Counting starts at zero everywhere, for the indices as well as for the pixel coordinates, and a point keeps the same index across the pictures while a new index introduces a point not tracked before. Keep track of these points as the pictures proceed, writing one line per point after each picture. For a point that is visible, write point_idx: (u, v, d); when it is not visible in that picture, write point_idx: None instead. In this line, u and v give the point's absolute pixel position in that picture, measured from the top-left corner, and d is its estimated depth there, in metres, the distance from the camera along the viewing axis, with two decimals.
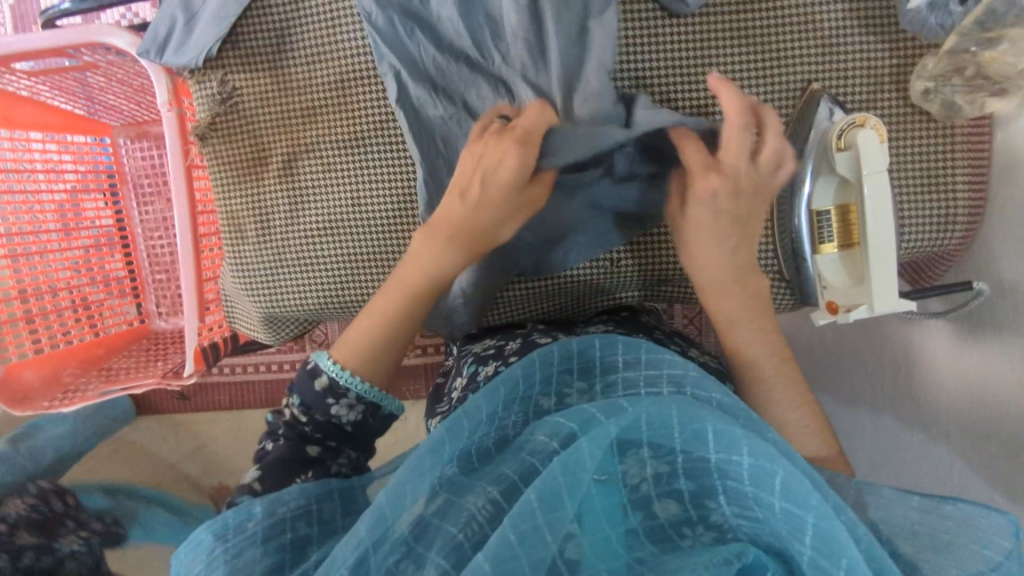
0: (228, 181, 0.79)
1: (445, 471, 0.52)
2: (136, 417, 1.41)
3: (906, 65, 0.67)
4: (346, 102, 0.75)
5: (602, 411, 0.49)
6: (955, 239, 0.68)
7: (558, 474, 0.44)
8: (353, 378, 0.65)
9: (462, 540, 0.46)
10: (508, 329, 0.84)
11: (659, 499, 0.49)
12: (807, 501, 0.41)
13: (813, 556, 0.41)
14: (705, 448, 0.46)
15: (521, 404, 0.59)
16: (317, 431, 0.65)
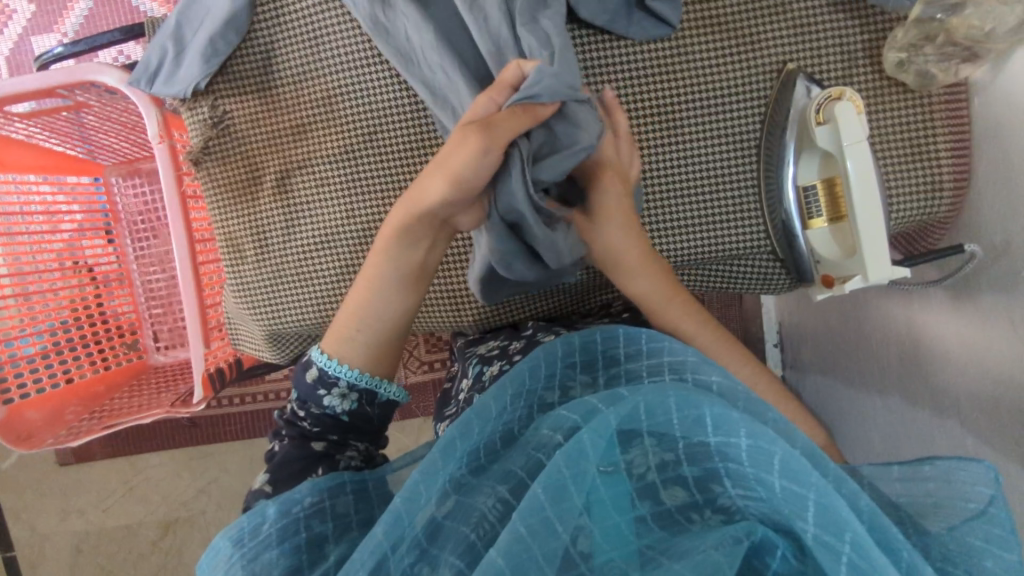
0: (224, 203, 0.81)
1: (454, 472, 0.52)
2: (150, 453, 1.41)
3: (878, 39, 0.69)
4: (334, 116, 0.77)
5: (603, 401, 0.48)
6: (944, 205, 0.69)
7: (561, 466, 0.44)
8: (341, 367, 0.66)
9: (475, 540, 0.47)
10: (512, 331, 0.83)
11: (665, 486, 0.48)
12: (808, 478, 0.40)
13: (817, 533, 0.39)
14: (705, 432, 0.45)
15: (527, 399, 0.57)
16: (315, 425, 0.66)
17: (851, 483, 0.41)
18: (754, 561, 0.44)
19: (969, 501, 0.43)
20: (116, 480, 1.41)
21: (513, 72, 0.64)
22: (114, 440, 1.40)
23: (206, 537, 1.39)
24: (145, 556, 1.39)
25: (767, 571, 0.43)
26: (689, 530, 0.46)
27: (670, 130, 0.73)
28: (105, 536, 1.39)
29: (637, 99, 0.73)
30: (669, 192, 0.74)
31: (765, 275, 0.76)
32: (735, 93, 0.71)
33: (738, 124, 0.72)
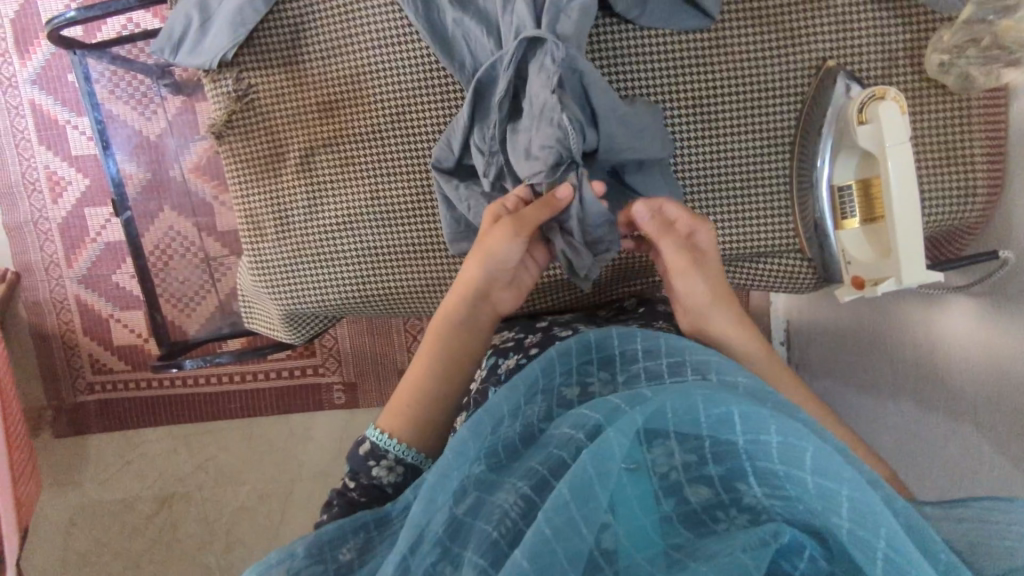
0: (246, 180, 0.79)
1: (473, 470, 0.48)
2: (148, 430, 1.40)
3: (919, 40, 0.68)
4: (361, 95, 0.75)
5: (625, 400, 0.46)
6: (975, 211, 0.69)
7: (587, 467, 0.42)
8: (391, 440, 0.64)
9: (498, 537, 0.43)
10: (527, 324, 0.81)
11: (689, 484, 0.47)
12: (839, 473, 0.39)
13: (852, 529, 0.38)
14: (731, 431, 0.43)
15: (544, 395, 0.54)
16: (363, 495, 0.63)
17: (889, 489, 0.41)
18: (780, 564, 0.42)
19: (1007, 537, 0.43)
20: (113, 454, 1.40)
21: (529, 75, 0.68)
22: (112, 414, 1.40)
23: (202, 514, 1.37)
24: (141, 530, 1.38)
25: (795, 573, 0.42)
26: (717, 532, 0.45)
27: (705, 123, 0.72)
28: (100, 509, 1.38)
29: (673, 90, 0.72)
30: (701, 188, 0.73)
31: (791, 274, 0.75)
32: (772, 88, 0.70)
33: (774, 121, 0.71)
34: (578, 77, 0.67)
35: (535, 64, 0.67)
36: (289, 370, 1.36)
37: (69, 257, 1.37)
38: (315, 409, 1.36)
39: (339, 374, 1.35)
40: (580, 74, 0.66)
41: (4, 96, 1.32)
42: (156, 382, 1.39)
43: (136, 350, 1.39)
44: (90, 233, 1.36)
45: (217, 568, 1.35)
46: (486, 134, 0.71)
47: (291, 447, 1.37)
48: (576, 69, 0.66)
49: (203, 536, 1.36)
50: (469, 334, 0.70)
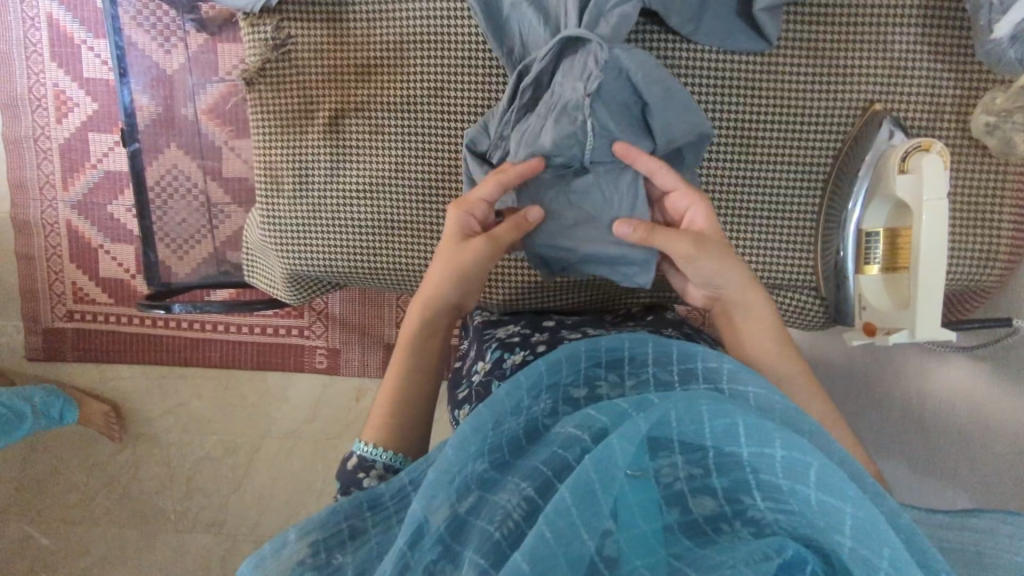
0: (271, 131, 0.77)
1: (476, 468, 0.47)
2: (123, 366, 1.37)
3: (969, 97, 0.68)
4: (401, 64, 0.74)
5: (632, 404, 0.45)
6: (995, 273, 0.70)
7: (589, 470, 0.41)
8: (378, 450, 0.63)
9: (500, 538, 0.43)
10: (535, 320, 0.81)
11: (693, 494, 0.46)
12: (844, 491, 0.39)
13: (854, 547, 0.38)
14: (736, 443, 0.43)
15: (550, 392, 0.52)
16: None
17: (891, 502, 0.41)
18: None
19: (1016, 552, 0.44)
20: (84, 385, 1.37)
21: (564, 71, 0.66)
22: (88, 346, 1.37)
23: (166, 457, 1.36)
24: (102, 466, 1.36)
25: None
26: (717, 544, 0.44)
27: (744, 147, 0.71)
28: (62, 439, 1.36)
29: (717, 108, 0.71)
30: (728, 211, 0.72)
31: (800, 310, 0.76)
32: (815, 123, 0.70)
33: (813, 157, 0.71)
34: (614, 80, 0.66)
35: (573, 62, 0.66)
36: (274, 327, 1.33)
37: (66, 180, 1.33)
38: (295, 370, 1.34)
39: (323, 339, 1.33)
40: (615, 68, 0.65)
41: (21, 5, 1.28)
42: (137, 319, 1.36)
43: (122, 284, 1.36)
44: (90, 158, 1.32)
45: (173, 514, 1.34)
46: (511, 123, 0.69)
47: (266, 404, 1.35)
48: (616, 71, 0.65)
49: (164, 480, 1.35)
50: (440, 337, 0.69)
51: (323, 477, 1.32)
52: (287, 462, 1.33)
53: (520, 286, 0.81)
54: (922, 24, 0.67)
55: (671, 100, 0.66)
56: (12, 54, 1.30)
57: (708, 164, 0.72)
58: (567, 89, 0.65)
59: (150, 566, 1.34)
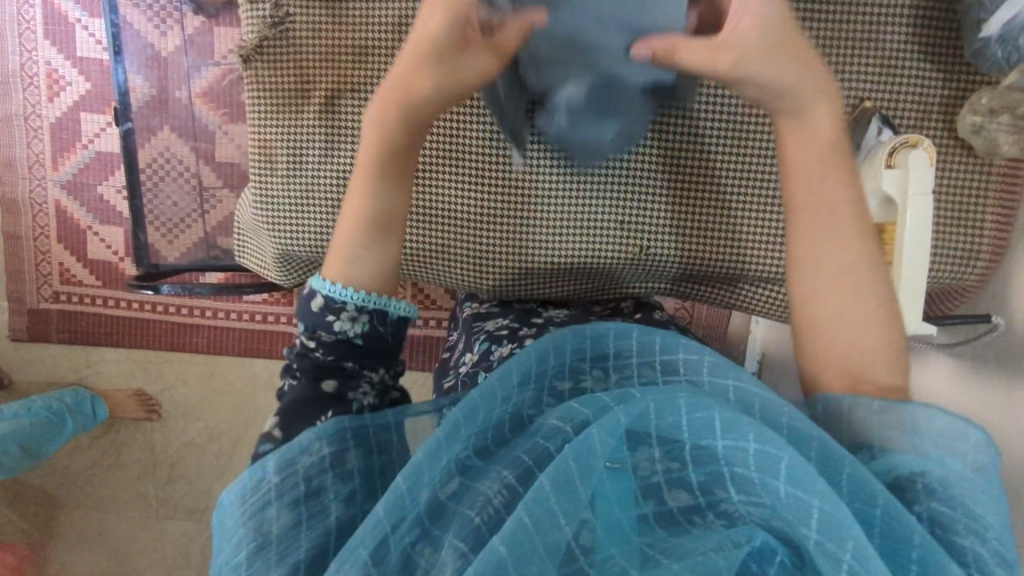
0: (266, 109, 0.77)
1: (459, 455, 0.47)
2: (108, 350, 1.36)
3: (957, 97, 0.69)
4: (398, 46, 0.74)
5: (613, 398, 0.46)
6: (976, 271, 0.71)
7: (569, 459, 0.42)
8: (348, 290, 0.57)
9: (479, 524, 0.43)
10: (523, 315, 0.81)
11: (669, 487, 0.46)
12: (813, 486, 0.39)
13: (819, 540, 0.38)
14: (712, 436, 0.43)
15: (536, 382, 0.53)
16: (328, 353, 0.57)
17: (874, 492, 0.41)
18: (752, 569, 0.42)
19: None
20: (68, 367, 1.36)
21: None
22: (73, 328, 1.36)
23: (148, 442, 1.35)
24: (83, 450, 1.35)
25: None
26: (691, 533, 0.44)
27: (729, 145, 0.75)
28: None
29: None
30: None
31: (775, 300, 0.80)
32: None
33: None
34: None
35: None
36: (262, 313, 1.33)
37: (56, 159, 1.32)
38: (281, 357, 1.34)
39: None
40: None
41: None
42: (124, 302, 1.35)
43: (110, 267, 1.34)
44: (81, 138, 1.31)
45: (155, 499, 1.33)
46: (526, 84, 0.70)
47: (252, 390, 1.34)
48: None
49: (146, 465, 1.34)
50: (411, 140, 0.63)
51: None
52: None
53: (513, 275, 0.81)
54: (912, 24, 0.69)
55: None
56: (5, 32, 1.29)
57: None
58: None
59: (129, 551, 1.32)
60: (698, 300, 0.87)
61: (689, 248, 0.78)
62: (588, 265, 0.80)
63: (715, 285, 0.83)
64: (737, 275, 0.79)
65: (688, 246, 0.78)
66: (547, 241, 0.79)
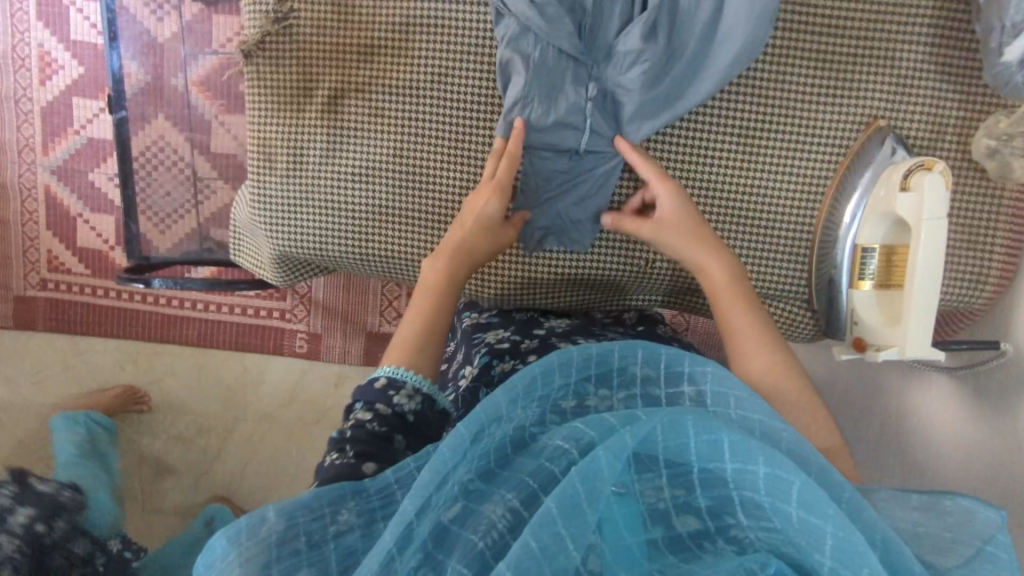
0: (267, 106, 0.76)
1: (462, 478, 0.46)
2: (95, 340, 1.33)
3: (972, 118, 0.69)
4: (406, 47, 0.73)
5: (619, 419, 0.44)
6: (983, 297, 0.70)
7: (575, 480, 0.41)
8: (409, 372, 0.62)
9: (483, 548, 0.42)
10: (524, 326, 0.80)
11: (678, 513, 0.45)
12: (826, 510, 0.38)
13: (833, 567, 0.38)
14: (722, 459, 0.42)
15: (539, 403, 0.50)
16: (382, 426, 0.58)
17: (871, 517, 0.40)
18: None
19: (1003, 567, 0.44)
20: (53, 356, 1.33)
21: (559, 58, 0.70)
22: (61, 317, 1.33)
23: (136, 435, 1.32)
24: None
25: None
26: (703, 559, 0.42)
27: (734, 163, 0.72)
28: (26, 412, 1.30)
29: (721, 114, 0.72)
30: (722, 216, 0.73)
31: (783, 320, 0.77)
32: (820, 133, 0.71)
33: (812, 169, 0.71)
34: (611, 94, 0.71)
35: (565, 71, 0.70)
36: (255, 308, 1.31)
37: (46, 144, 1.29)
38: (272, 352, 1.32)
39: (305, 323, 1.31)
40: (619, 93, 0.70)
41: None
42: (114, 292, 1.32)
43: (100, 255, 1.32)
44: (73, 123, 1.28)
45: (139, 493, 1.31)
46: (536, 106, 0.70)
47: (242, 385, 1.32)
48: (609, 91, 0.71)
49: (132, 458, 1.31)
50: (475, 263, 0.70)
51: (296, 463, 1.29)
52: (260, 445, 1.30)
53: (513, 283, 0.79)
54: (929, 44, 0.68)
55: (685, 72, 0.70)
56: None
57: (714, 166, 0.72)
58: (568, 94, 0.70)
59: None
60: (702, 313, 0.84)
61: None
62: (590, 273, 0.78)
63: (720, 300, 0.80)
64: None
65: None
66: (548, 252, 0.77)
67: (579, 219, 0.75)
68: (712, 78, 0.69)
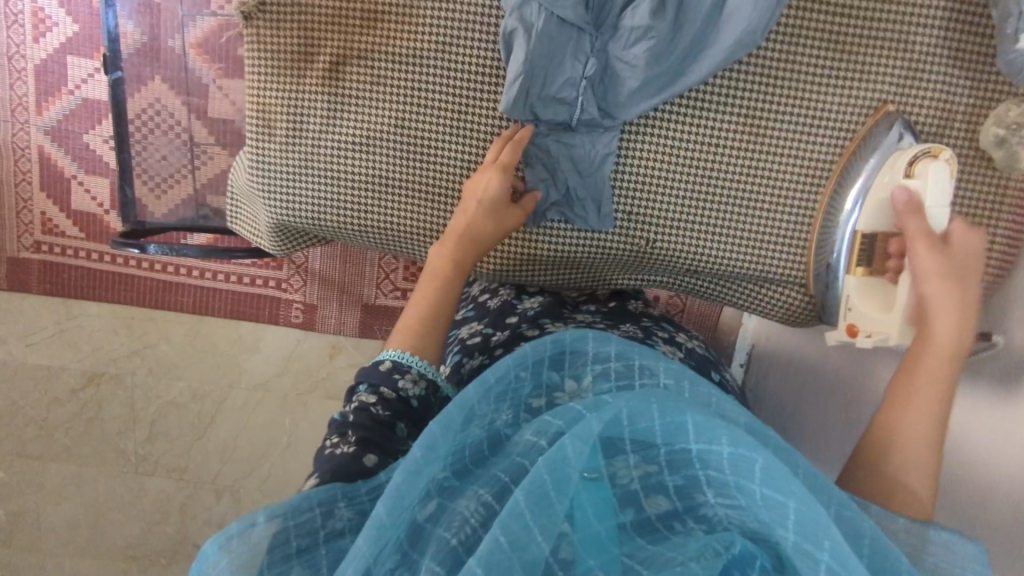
0: (268, 70, 0.74)
1: (437, 475, 0.46)
2: (89, 303, 1.32)
3: (982, 106, 0.68)
4: (410, 13, 0.71)
5: (586, 406, 0.45)
6: None
7: (542, 473, 0.41)
8: (414, 357, 0.62)
9: (456, 545, 0.42)
10: (499, 315, 0.79)
11: (647, 494, 0.45)
12: (788, 486, 0.39)
13: (796, 539, 0.38)
14: (686, 438, 0.43)
15: (512, 400, 0.51)
16: (385, 410, 0.59)
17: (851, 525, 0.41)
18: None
19: None
20: (47, 318, 1.32)
21: (565, 32, 0.69)
22: (55, 279, 1.32)
23: (129, 400, 1.32)
24: (62, 402, 1.32)
25: None
26: (671, 540, 0.43)
27: (738, 145, 0.72)
28: (23, 371, 1.33)
29: (728, 94, 0.71)
30: (723, 198, 0.73)
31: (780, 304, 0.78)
32: (827, 116, 0.70)
33: (818, 153, 0.71)
34: (611, 70, 0.70)
35: (567, 41, 0.69)
36: (252, 277, 1.30)
37: (41, 103, 1.27)
38: (268, 322, 1.31)
39: (301, 293, 1.30)
40: (618, 72, 0.70)
41: None
42: (109, 256, 1.31)
43: (95, 219, 1.30)
44: (67, 83, 1.26)
45: (134, 456, 1.31)
46: (539, 80, 0.69)
47: (236, 353, 1.32)
48: (610, 65, 0.70)
49: (126, 421, 1.32)
50: (480, 251, 0.70)
51: (289, 432, 1.30)
52: (254, 413, 1.31)
53: (511, 262, 0.79)
54: (942, 28, 0.67)
55: (690, 56, 0.69)
56: None
57: (718, 147, 0.72)
58: (566, 68, 0.70)
59: (106, 506, 1.31)
60: (697, 295, 0.84)
61: (688, 243, 0.75)
62: (581, 256, 0.78)
63: (717, 284, 0.80)
64: (736, 277, 0.77)
65: (688, 241, 0.75)
66: (537, 232, 0.77)
67: (580, 195, 0.74)
68: (716, 57, 0.68)
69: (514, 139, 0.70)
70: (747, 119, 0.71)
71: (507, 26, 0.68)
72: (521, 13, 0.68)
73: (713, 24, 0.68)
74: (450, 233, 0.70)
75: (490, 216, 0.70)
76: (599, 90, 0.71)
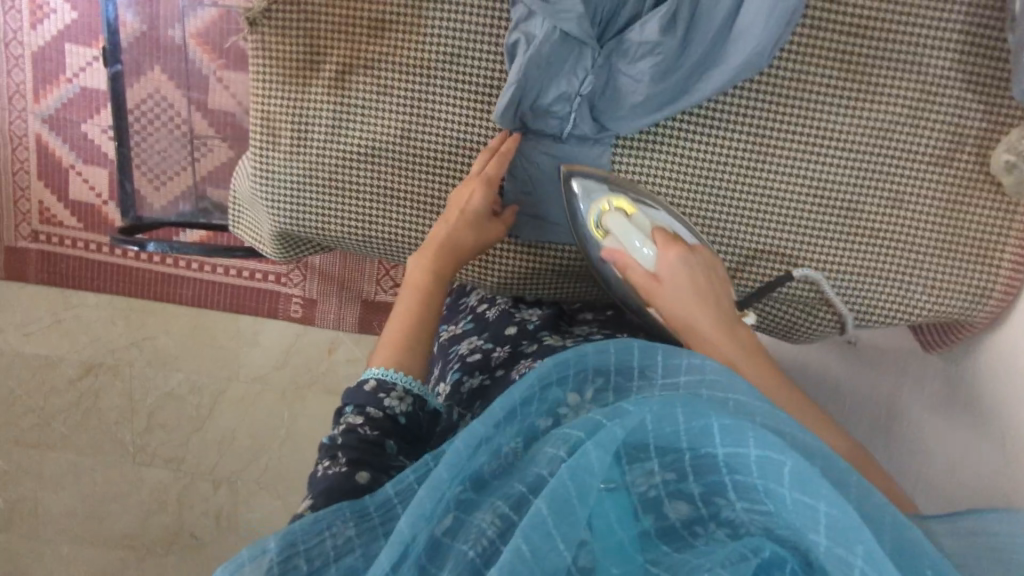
0: (272, 78, 0.73)
1: (456, 490, 0.46)
2: (87, 295, 1.32)
3: (994, 130, 0.68)
4: (416, 24, 0.70)
5: (605, 415, 0.44)
6: (986, 309, 0.71)
7: (565, 480, 0.41)
8: (397, 373, 0.61)
9: (475, 557, 0.42)
10: (498, 329, 0.76)
11: (669, 500, 0.45)
12: (818, 489, 0.38)
13: (828, 544, 0.38)
14: (712, 443, 0.43)
15: (518, 422, 0.49)
16: (374, 430, 0.58)
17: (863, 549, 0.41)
18: None
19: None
20: (45, 308, 1.32)
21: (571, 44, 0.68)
22: (52, 270, 1.31)
23: (127, 391, 1.32)
24: (59, 392, 1.32)
25: None
26: (695, 548, 0.43)
27: (748, 163, 0.71)
28: (20, 360, 1.32)
29: (740, 112, 0.70)
30: (731, 216, 0.72)
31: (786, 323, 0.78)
32: (838, 137, 0.69)
33: (827, 174, 0.70)
34: (613, 84, 0.70)
35: (570, 53, 0.68)
36: (251, 271, 1.30)
37: (38, 92, 1.25)
38: (267, 315, 1.31)
39: (300, 288, 1.30)
40: (618, 89, 0.70)
41: None
42: (107, 248, 1.30)
43: (92, 210, 1.29)
44: (65, 71, 1.24)
45: (131, 447, 1.32)
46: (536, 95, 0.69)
47: (235, 346, 1.31)
48: (611, 79, 0.70)
49: (124, 412, 1.32)
50: (459, 261, 0.70)
51: (288, 426, 1.30)
52: (252, 407, 1.31)
53: (518, 271, 0.78)
54: (956, 52, 0.67)
55: (699, 72, 0.68)
56: None
57: (727, 163, 0.71)
58: (565, 82, 0.69)
59: (103, 496, 1.31)
60: None
61: None
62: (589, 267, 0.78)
63: None
64: None
65: None
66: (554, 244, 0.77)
67: None
68: (727, 74, 0.67)
69: (500, 151, 0.70)
70: (757, 135, 0.70)
71: (511, 40, 0.68)
72: (525, 29, 0.68)
73: (724, 39, 0.67)
74: (431, 246, 0.69)
75: (478, 230, 0.70)
76: (603, 105, 0.70)
